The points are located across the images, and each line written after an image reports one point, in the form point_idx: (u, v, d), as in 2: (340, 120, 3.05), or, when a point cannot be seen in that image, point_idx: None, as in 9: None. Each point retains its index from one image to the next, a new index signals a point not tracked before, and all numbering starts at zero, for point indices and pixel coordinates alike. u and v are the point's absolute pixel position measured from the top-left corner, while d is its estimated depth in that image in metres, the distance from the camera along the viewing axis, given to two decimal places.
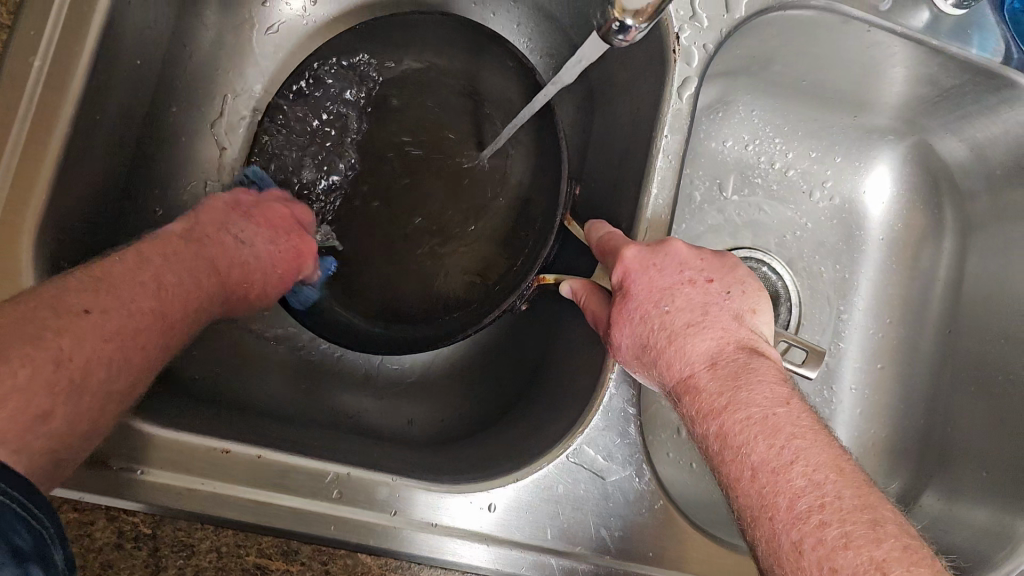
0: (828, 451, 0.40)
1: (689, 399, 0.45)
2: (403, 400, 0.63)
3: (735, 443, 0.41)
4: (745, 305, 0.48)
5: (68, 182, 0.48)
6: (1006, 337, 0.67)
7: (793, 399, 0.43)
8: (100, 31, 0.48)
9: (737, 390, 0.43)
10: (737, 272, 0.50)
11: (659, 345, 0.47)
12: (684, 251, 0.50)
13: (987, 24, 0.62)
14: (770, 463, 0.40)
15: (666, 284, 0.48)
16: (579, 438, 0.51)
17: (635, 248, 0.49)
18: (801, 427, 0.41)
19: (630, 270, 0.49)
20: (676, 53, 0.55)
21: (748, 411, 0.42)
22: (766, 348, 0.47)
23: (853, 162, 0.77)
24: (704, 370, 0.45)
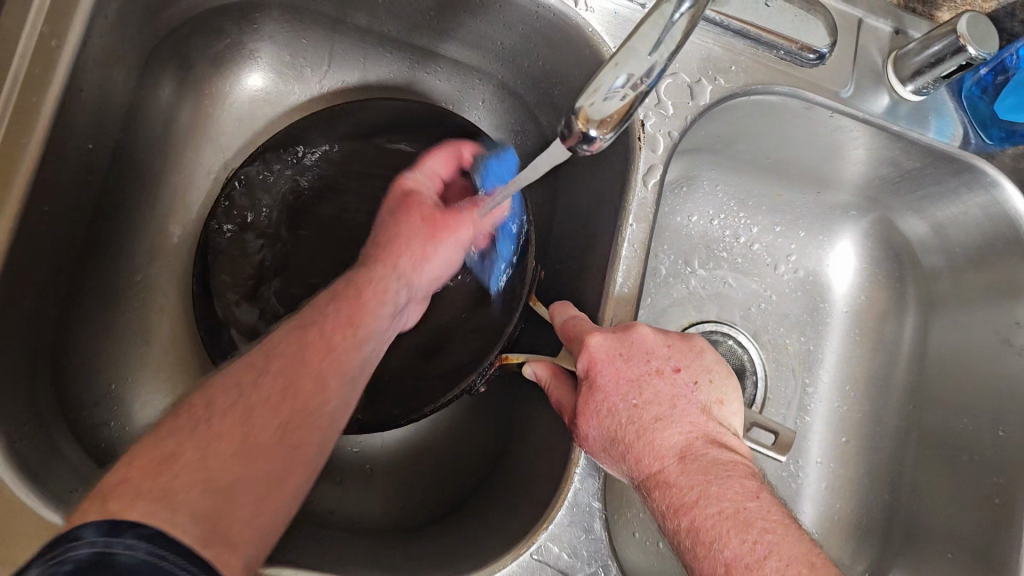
0: (800, 545, 0.39)
1: (659, 495, 0.42)
2: (364, 488, 0.61)
3: (707, 537, 0.40)
4: (712, 396, 0.46)
5: (12, 278, 0.46)
6: (969, 416, 0.67)
7: (764, 492, 0.41)
8: (53, 120, 0.46)
9: (707, 483, 0.41)
10: (705, 357, 0.48)
11: (628, 439, 0.44)
12: (650, 337, 0.48)
13: (945, 110, 0.64)
14: (744, 558, 0.38)
15: (633, 374, 0.46)
16: (542, 534, 0.50)
17: (601, 336, 0.47)
18: (772, 521, 0.40)
19: (595, 359, 0.47)
20: (641, 141, 0.56)
21: (719, 505, 0.40)
22: (735, 442, 0.45)
23: (816, 236, 0.78)
24: (674, 464, 0.43)
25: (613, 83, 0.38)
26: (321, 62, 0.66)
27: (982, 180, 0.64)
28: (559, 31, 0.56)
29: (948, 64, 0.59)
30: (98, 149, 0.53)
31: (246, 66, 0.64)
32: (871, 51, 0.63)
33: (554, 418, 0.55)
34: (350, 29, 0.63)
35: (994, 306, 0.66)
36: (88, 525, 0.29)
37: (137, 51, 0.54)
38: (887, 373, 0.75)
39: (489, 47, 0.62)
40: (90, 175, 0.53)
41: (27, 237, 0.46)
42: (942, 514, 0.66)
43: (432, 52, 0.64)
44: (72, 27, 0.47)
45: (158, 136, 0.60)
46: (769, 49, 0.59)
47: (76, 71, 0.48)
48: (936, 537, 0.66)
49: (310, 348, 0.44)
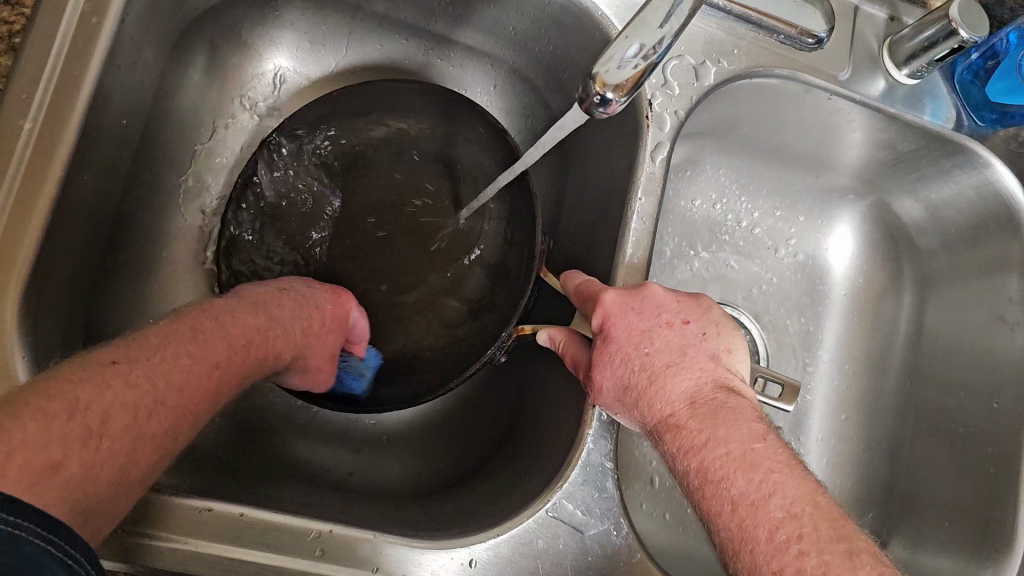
0: (804, 484, 0.40)
1: (669, 438, 0.44)
2: (382, 457, 0.63)
3: (715, 477, 0.41)
4: (720, 345, 0.48)
5: (53, 244, 0.48)
6: (965, 389, 0.69)
7: (771, 435, 0.43)
8: (93, 94, 0.49)
9: (715, 426, 0.43)
10: (713, 314, 0.50)
11: (640, 385, 0.47)
12: (661, 295, 0.50)
13: (939, 94, 0.67)
14: (750, 496, 0.40)
15: (644, 326, 0.48)
16: (557, 492, 0.52)
17: (614, 292, 0.50)
18: (778, 462, 0.41)
19: (609, 313, 0.49)
20: (648, 119, 0.58)
21: (727, 446, 0.42)
22: (743, 388, 0.47)
23: (816, 221, 0.80)
24: (683, 408, 0.45)
25: (625, 53, 0.40)
26: (339, 48, 0.68)
27: (974, 161, 0.66)
28: (570, 14, 0.58)
29: (940, 48, 0.61)
30: (130, 124, 0.55)
31: (267, 51, 0.67)
32: (868, 37, 0.66)
33: (567, 384, 0.57)
34: (368, 16, 0.66)
35: (987, 283, 0.69)
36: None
37: (166, 33, 0.57)
38: (884, 352, 0.77)
39: (501, 32, 0.64)
40: (123, 151, 0.55)
41: (67, 206, 0.49)
42: (940, 485, 0.68)
43: (446, 38, 0.67)
44: (111, 5, 0.49)
45: (183, 118, 0.62)
46: (770, 33, 0.62)
47: (114, 49, 0.50)
48: (934, 507, 0.68)
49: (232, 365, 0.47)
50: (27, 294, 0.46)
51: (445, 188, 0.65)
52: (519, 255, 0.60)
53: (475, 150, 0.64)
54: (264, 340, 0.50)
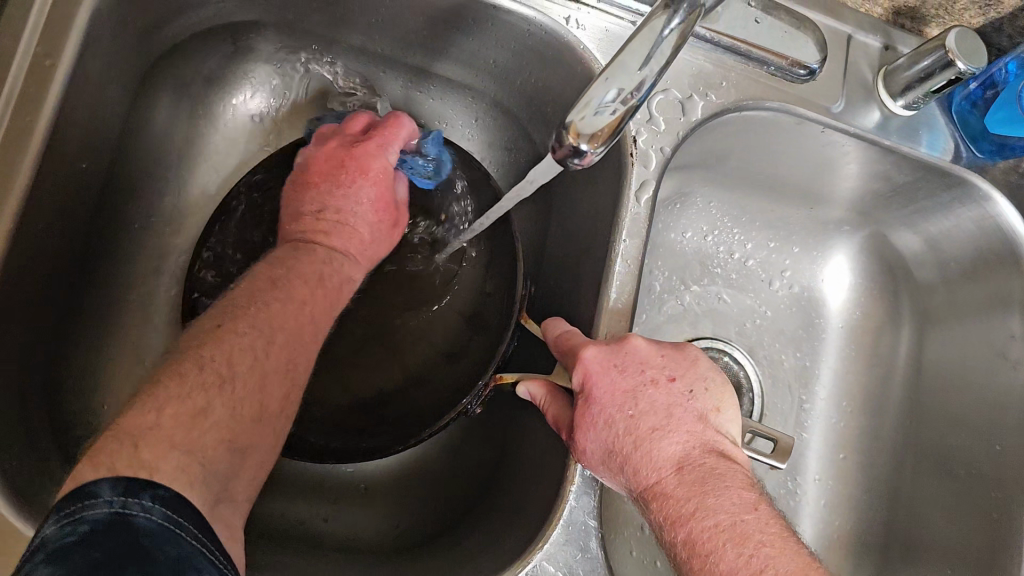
0: (797, 558, 0.39)
1: (656, 506, 0.42)
2: (358, 508, 0.60)
3: (703, 550, 0.40)
4: (709, 404, 0.46)
5: (4, 297, 0.46)
6: (967, 429, 0.67)
7: (762, 504, 0.42)
8: (46, 140, 0.46)
9: (704, 496, 0.41)
10: (699, 365, 0.48)
11: (624, 450, 0.44)
12: (644, 348, 0.47)
13: (936, 125, 0.65)
14: (740, 572, 0.39)
15: (629, 386, 0.45)
16: (538, 553, 0.49)
17: (595, 348, 0.47)
18: (769, 534, 0.40)
19: (590, 371, 0.46)
20: (633, 157, 0.56)
21: (717, 518, 0.41)
22: (733, 450, 0.45)
23: (810, 252, 0.78)
24: (671, 475, 0.43)
25: (603, 99, 0.38)
26: (313, 80, 0.66)
27: (975, 194, 0.64)
28: (551, 48, 0.56)
29: (937, 79, 0.59)
30: (92, 167, 0.53)
31: (239, 85, 0.64)
32: (861, 67, 0.64)
33: (550, 434, 0.55)
34: (343, 48, 0.63)
35: (989, 319, 0.66)
36: (101, 483, 0.34)
37: (131, 71, 0.54)
38: (883, 389, 0.75)
39: (481, 65, 0.62)
40: (84, 195, 0.53)
41: (20, 257, 0.46)
42: (942, 531, 0.66)
43: (424, 70, 0.64)
44: (67, 46, 0.47)
45: (150, 155, 0.60)
46: (760, 65, 0.60)
47: (70, 91, 0.48)
48: (937, 553, 0.65)
49: (304, 314, 0.49)
50: None
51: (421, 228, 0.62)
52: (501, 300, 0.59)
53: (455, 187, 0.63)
54: (335, 271, 0.53)
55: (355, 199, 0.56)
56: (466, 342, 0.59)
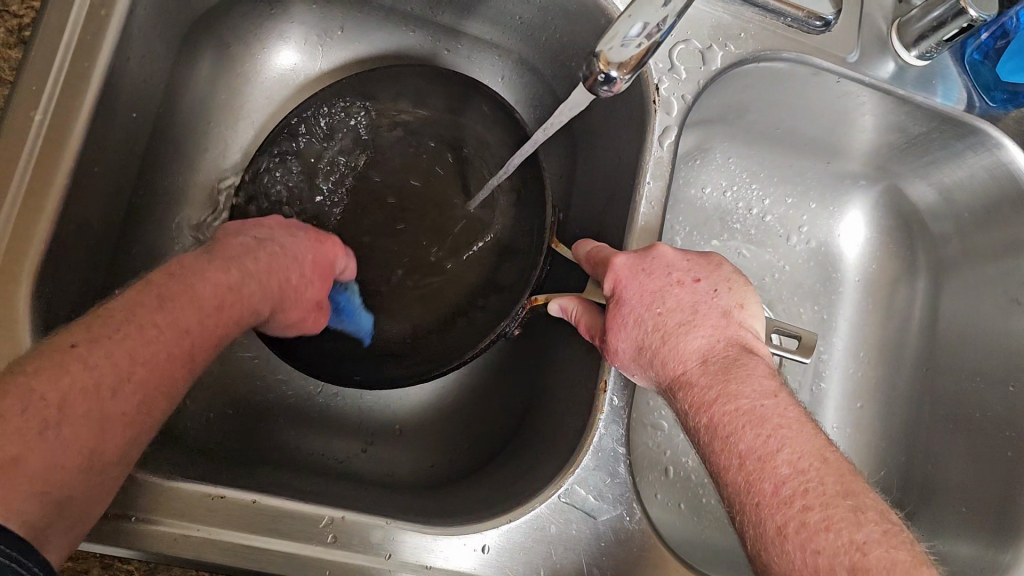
0: (814, 442, 0.42)
1: (682, 395, 0.46)
2: (393, 447, 0.63)
3: (724, 433, 0.43)
4: (733, 301, 0.49)
5: (65, 236, 0.48)
6: (980, 373, 0.69)
7: (782, 392, 0.45)
8: (102, 85, 0.49)
9: (726, 382, 0.45)
10: (723, 269, 0.51)
11: (653, 345, 0.48)
12: (671, 255, 0.51)
13: (949, 76, 0.67)
14: (757, 451, 0.42)
15: (655, 287, 0.49)
16: (569, 478, 0.52)
17: (624, 256, 0.51)
18: (787, 418, 0.43)
19: (620, 277, 0.50)
20: (656, 104, 0.58)
21: (737, 403, 0.44)
22: (756, 343, 0.48)
23: (828, 208, 0.80)
24: (696, 367, 0.46)
25: (630, 32, 0.40)
26: (348, 39, 0.68)
27: (987, 142, 0.66)
28: (576, 2, 0.58)
29: (949, 28, 0.61)
30: (140, 118, 0.55)
31: (274, 44, 0.67)
32: (876, 20, 0.66)
33: (580, 369, 0.57)
34: (375, 8, 0.66)
35: (1002, 266, 0.68)
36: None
37: (174, 28, 0.57)
38: (899, 339, 0.77)
39: (508, 22, 0.64)
40: (133, 144, 0.55)
41: (79, 197, 0.49)
42: (956, 470, 0.68)
43: (452, 29, 0.67)
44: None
45: (191, 112, 0.62)
46: (778, 17, 0.62)
47: (122, 42, 0.50)
48: (951, 493, 0.68)
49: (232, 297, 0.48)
50: (39, 282, 0.46)
51: (455, 171, 0.65)
52: (528, 235, 0.61)
53: (482, 128, 0.65)
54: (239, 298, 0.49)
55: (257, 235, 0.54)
56: (500, 273, 0.62)
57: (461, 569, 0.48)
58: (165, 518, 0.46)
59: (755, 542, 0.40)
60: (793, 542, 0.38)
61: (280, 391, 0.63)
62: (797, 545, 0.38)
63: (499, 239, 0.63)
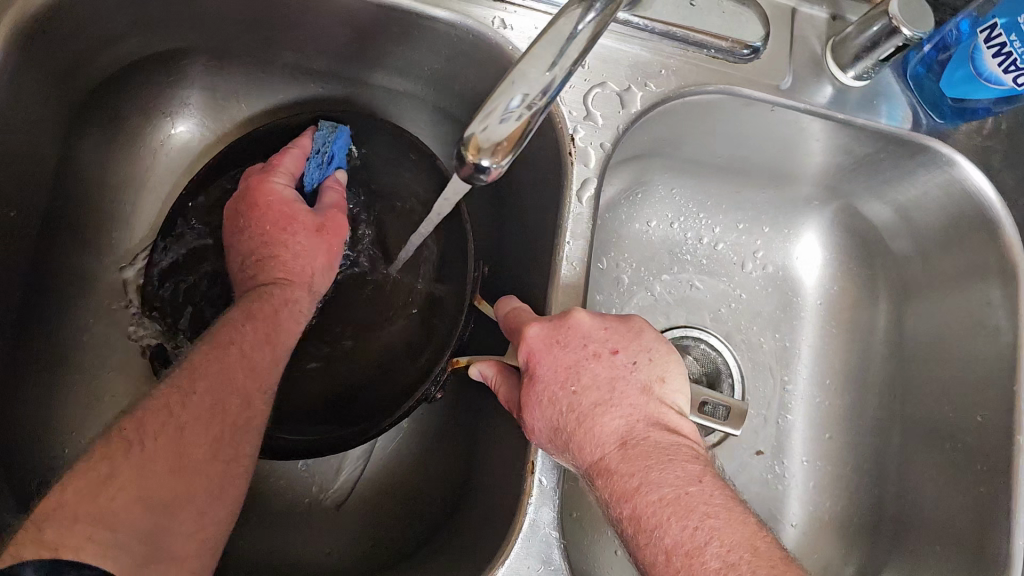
0: (743, 529, 0.39)
1: (602, 484, 0.42)
2: (327, 529, 0.60)
3: (648, 526, 0.40)
4: (654, 374, 0.45)
5: None
6: (949, 403, 0.65)
7: (707, 476, 0.41)
8: None
9: (648, 470, 0.41)
10: (642, 335, 0.47)
11: (569, 426, 0.43)
12: (588, 322, 0.46)
13: (894, 95, 0.63)
14: (684, 546, 0.38)
15: (572, 361, 0.45)
16: (500, 570, 0.48)
17: (537, 325, 0.46)
18: (714, 505, 0.40)
19: (534, 350, 0.45)
20: (573, 156, 0.54)
21: (661, 492, 0.40)
22: (678, 422, 0.44)
23: (782, 230, 0.76)
24: (615, 451, 0.42)
25: (508, 104, 0.36)
26: (254, 100, 0.65)
27: (938, 160, 0.63)
28: (481, 51, 0.55)
29: (885, 47, 0.57)
30: (22, 215, 0.52)
31: (175, 112, 0.63)
32: (809, 40, 0.62)
33: (511, 440, 0.54)
34: (278, 67, 0.62)
35: (965, 288, 0.65)
36: None
37: (53, 116, 0.54)
38: (864, 364, 0.73)
39: (417, 73, 0.61)
40: (16, 243, 0.52)
41: None
42: (932, 507, 0.64)
43: (361, 82, 0.63)
44: None
45: (82, 195, 0.59)
46: (700, 48, 0.58)
47: None
48: (927, 529, 0.64)
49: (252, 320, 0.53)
50: None
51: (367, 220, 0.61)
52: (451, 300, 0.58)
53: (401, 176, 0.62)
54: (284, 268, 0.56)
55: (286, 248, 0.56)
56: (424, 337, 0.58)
57: None
58: None
59: None
60: None
61: None
62: None
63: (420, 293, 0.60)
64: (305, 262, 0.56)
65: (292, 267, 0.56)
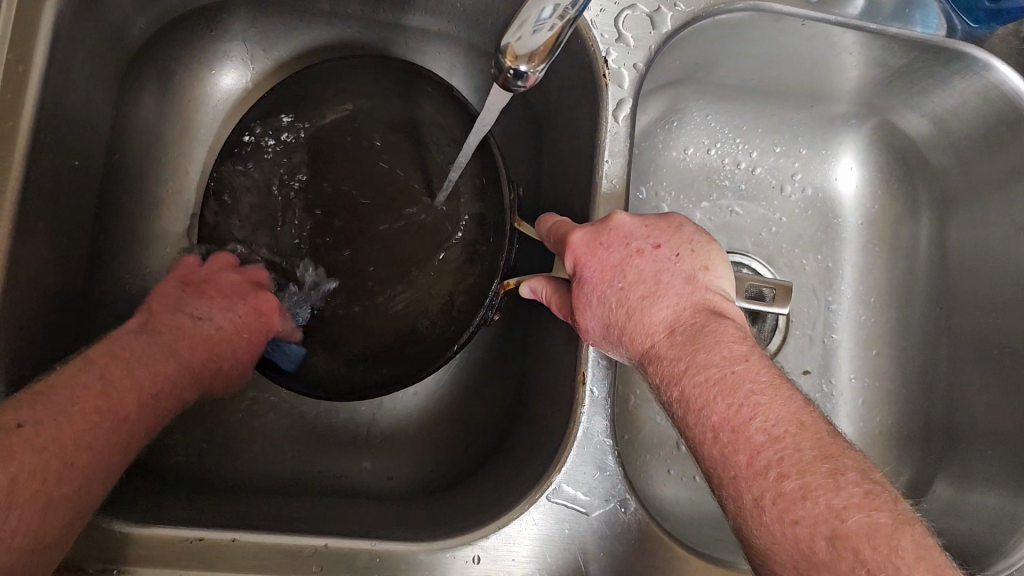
0: (787, 405, 0.41)
1: (653, 370, 0.44)
2: (392, 453, 0.63)
3: (696, 406, 0.42)
4: (697, 264, 0.47)
5: (14, 297, 0.48)
6: (995, 310, 0.66)
7: (753, 355, 0.43)
8: (30, 145, 0.48)
9: (695, 352, 0.43)
10: (684, 230, 0.49)
11: (620, 321, 0.46)
12: (628, 223, 0.48)
13: (925, 2, 0.63)
14: (730, 422, 0.40)
15: (616, 261, 0.47)
16: (558, 477, 0.51)
17: (580, 231, 0.48)
18: (759, 384, 0.41)
19: (579, 254, 0.48)
20: (606, 78, 0.55)
21: (707, 373, 0.42)
22: (724, 306, 0.46)
23: (819, 151, 0.76)
24: (664, 338, 0.45)
25: (538, 15, 0.37)
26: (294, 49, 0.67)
27: (972, 66, 0.62)
28: None
29: None
30: (85, 166, 0.55)
31: (219, 65, 0.66)
32: None
33: (560, 359, 0.56)
34: (315, 14, 0.64)
35: (1009, 193, 0.65)
36: None
37: (106, 71, 0.56)
38: (908, 279, 0.73)
39: (450, 10, 0.62)
40: (82, 193, 0.55)
41: (24, 260, 0.49)
42: (981, 413, 0.65)
43: (396, 25, 0.65)
44: (36, 51, 0.48)
45: (138, 150, 0.62)
46: None
47: (47, 96, 0.50)
48: (977, 435, 0.65)
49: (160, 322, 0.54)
50: None
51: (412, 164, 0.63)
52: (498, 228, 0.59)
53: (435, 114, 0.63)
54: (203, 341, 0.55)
55: (199, 311, 0.56)
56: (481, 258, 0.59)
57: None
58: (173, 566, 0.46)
59: (735, 512, 0.40)
60: (770, 512, 0.37)
61: (278, 409, 0.63)
62: (775, 515, 0.37)
63: (465, 228, 0.61)
64: (229, 340, 0.56)
65: (217, 343, 0.56)
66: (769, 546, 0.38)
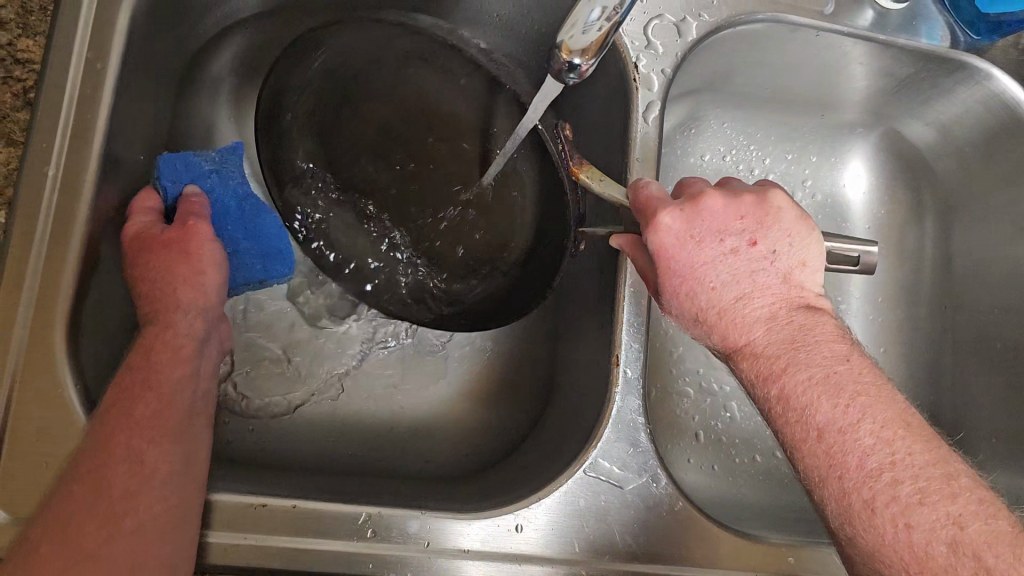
0: (892, 405, 0.42)
1: (748, 366, 0.47)
2: (432, 436, 0.66)
3: (797, 404, 0.44)
4: (794, 260, 0.48)
5: (87, 277, 0.52)
6: (999, 307, 0.70)
7: (853, 354, 0.45)
8: (105, 137, 0.52)
9: (795, 352, 0.45)
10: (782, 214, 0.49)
11: (712, 316, 0.48)
12: (720, 208, 0.48)
13: (930, 15, 0.67)
14: (837, 423, 0.42)
15: (709, 256, 0.48)
16: (594, 452, 0.54)
17: (672, 216, 0.48)
18: (862, 383, 0.43)
19: (667, 244, 0.48)
20: (637, 82, 0.59)
21: (808, 371, 0.44)
22: (817, 300, 0.48)
23: (829, 158, 0.80)
24: (760, 337, 0.47)
25: (588, 17, 0.41)
26: None
27: (975, 75, 0.66)
28: None
29: None
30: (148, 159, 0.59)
31: None
32: None
33: (592, 345, 0.60)
34: None
35: (1010, 197, 0.69)
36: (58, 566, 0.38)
37: (168, 71, 0.60)
38: (915, 280, 0.77)
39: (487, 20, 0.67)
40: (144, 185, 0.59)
41: (96, 244, 0.52)
42: (985, 404, 0.69)
43: None
44: (112, 49, 0.52)
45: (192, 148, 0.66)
46: None
47: (120, 92, 0.53)
48: (981, 425, 0.68)
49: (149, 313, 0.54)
50: (74, 326, 0.50)
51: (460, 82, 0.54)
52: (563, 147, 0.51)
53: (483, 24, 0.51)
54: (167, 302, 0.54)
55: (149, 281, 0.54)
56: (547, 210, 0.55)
57: (499, 549, 0.51)
58: (241, 532, 0.49)
59: (836, 509, 0.42)
60: (882, 516, 0.40)
61: (321, 394, 0.66)
62: (886, 519, 0.40)
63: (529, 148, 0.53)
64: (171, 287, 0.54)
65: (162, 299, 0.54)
66: (875, 545, 0.40)
